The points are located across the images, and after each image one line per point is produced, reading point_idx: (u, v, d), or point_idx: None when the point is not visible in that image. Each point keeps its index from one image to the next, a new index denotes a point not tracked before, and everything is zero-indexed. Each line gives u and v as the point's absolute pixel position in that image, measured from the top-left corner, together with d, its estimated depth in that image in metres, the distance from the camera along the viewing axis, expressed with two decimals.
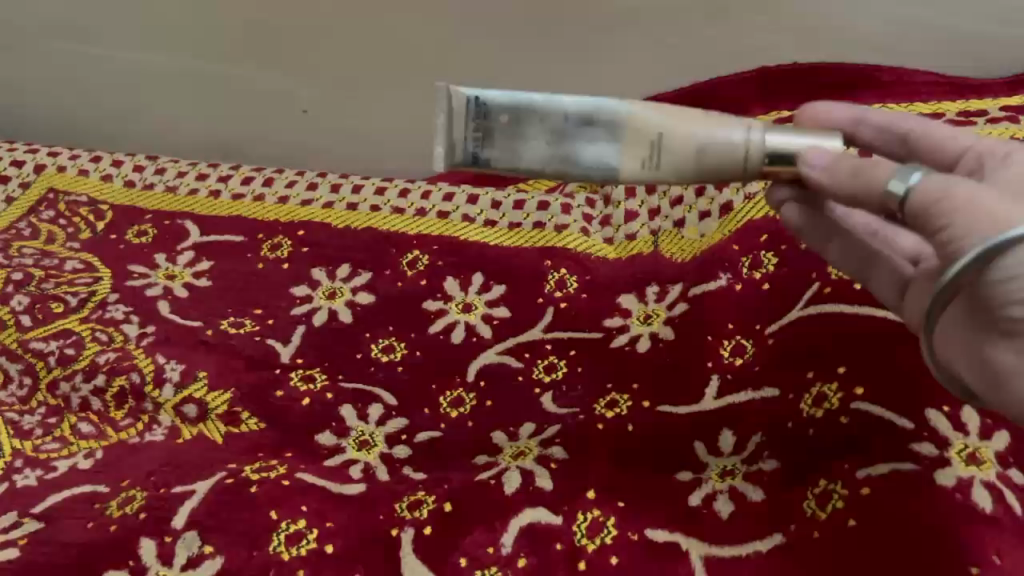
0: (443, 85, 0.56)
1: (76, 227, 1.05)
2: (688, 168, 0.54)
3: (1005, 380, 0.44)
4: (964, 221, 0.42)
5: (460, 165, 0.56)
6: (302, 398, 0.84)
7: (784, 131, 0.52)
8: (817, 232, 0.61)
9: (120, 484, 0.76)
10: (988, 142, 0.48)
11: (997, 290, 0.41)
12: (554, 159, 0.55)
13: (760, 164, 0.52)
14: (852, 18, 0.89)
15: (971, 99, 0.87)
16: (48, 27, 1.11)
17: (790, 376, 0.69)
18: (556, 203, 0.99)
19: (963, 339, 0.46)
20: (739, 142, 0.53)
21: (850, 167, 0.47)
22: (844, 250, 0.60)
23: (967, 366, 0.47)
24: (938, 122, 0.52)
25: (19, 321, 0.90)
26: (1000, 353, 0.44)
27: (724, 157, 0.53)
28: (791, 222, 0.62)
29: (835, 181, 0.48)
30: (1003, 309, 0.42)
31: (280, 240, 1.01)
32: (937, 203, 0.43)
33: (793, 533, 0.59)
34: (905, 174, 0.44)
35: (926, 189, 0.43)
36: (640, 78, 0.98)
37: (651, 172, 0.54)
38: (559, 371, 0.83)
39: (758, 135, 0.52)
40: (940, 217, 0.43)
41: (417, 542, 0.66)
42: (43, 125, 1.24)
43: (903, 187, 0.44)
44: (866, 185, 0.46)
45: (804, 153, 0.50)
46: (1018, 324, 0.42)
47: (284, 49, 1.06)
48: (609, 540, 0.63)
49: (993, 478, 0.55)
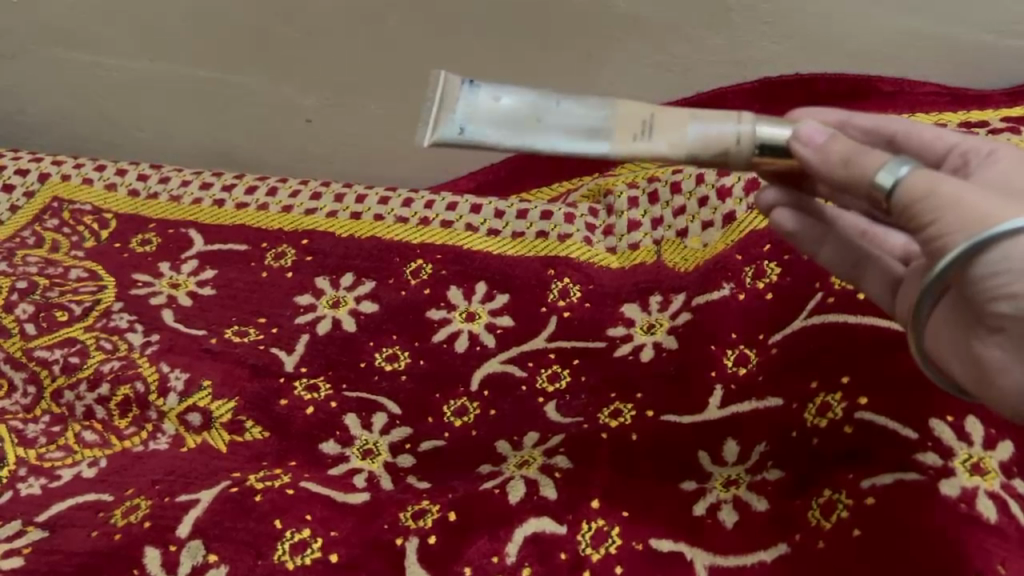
0: (439, 71, 0.57)
1: (81, 235, 1.06)
2: (682, 144, 0.54)
3: (994, 376, 0.44)
4: (952, 217, 0.42)
5: (444, 138, 0.55)
6: (306, 406, 0.84)
7: (774, 123, 0.53)
8: (811, 233, 0.60)
9: (125, 493, 0.77)
10: (975, 140, 0.50)
11: (984, 286, 0.42)
12: (545, 135, 0.54)
13: (751, 154, 0.53)
14: (855, 30, 0.89)
15: (973, 109, 0.88)
16: (50, 36, 1.12)
17: (794, 385, 0.69)
18: (559, 212, 1.00)
19: (954, 334, 0.47)
20: (728, 126, 0.53)
21: (840, 155, 0.48)
22: (838, 249, 0.59)
23: (958, 362, 0.47)
24: (920, 125, 0.53)
25: (23, 329, 0.90)
26: (987, 348, 0.44)
27: (715, 140, 0.53)
28: (782, 228, 0.61)
29: (826, 165, 0.49)
30: (988, 304, 0.42)
31: (284, 248, 1.01)
32: (925, 198, 0.43)
33: (798, 542, 0.59)
34: (893, 166, 0.45)
35: (915, 184, 0.44)
36: (642, 88, 0.99)
37: (645, 148, 0.54)
38: (563, 380, 0.83)
39: (748, 127, 0.53)
40: (929, 212, 0.43)
41: (422, 551, 0.66)
42: (49, 133, 1.24)
43: (891, 178, 0.45)
44: (857, 173, 0.47)
45: (795, 131, 0.51)
46: (1005, 321, 0.42)
47: (287, 58, 1.06)
48: (613, 550, 0.64)
49: (997, 488, 0.55)
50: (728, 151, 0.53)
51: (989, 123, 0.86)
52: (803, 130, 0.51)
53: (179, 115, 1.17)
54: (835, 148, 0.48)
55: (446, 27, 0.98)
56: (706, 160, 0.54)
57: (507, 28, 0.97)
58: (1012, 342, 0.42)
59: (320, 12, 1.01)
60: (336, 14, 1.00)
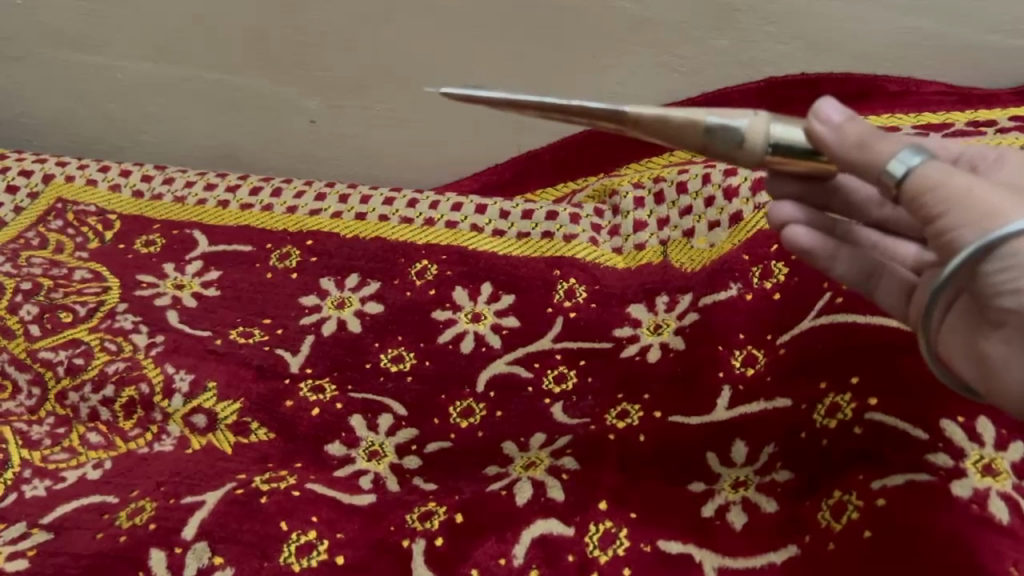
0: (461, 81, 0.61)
1: (86, 236, 1.05)
2: (699, 117, 0.50)
3: (997, 372, 0.45)
4: (962, 211, 0.44)
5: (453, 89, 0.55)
6: (312, 407, 0.83)
7: (789, 122, 0.51)
8: (825, 247, 0.58)
9: (130, 494, 0.76)
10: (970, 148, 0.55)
11: (991, 281, 0.43)
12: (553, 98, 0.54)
13: (764, 151, 0.51)
14: (861, 29, 0.89)
15: (981, 109, 0.87)
16: (54, 38, 1.11)
17: (803, 386, 0.68)
18: (565, 212, 1.00)
19: (960, 332, 0.47)
20: (745, 115, 0.50)
21: (855, 138, 0.48)
22: (854, 261, 0.58)
23: (964, 358, 0.47)
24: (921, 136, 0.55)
25: (28, 330, 0.90)
26: (991, 344, 0.45)
27: (735, 116, 0.50)
28: (797, 242, 0.59)
29: (840, 147, 0.48)
30: (995, 297, 0.43)
31: (290, 250, 1.01)
32: (935, 191, 0.44)
33: (808, 544, 0.59)
34: (906, 155, 0.46)
35: (925, 175, 0.45)
36: (648, 88, 0.98)
37: (662, 114, 0.51)
38: (570, 380, 0.83)
39: (765, 118, 0.51)
40: (938, 204, 0.44)
41: (429, 552, 0.66)
42: (52, 137, 1.24)
43: (903, 168, 0.45)
44: (869, 159, 0.47)
45: (815, 106, 0.50)
46: (1009, 315, 0.43)
47: (291, 59, 1.06)
48: (621, 552, 0.64)
49: (1010, 489, 0.54)
50: (743, 138, 0.50)
51: (997, 123, 0.85)
52: (822, 108, 0.49)
53: (183, 117, 1.16)
54: (852, 130, 0.48)
55: (451, 28, 0.98)
56: (723, 145, 0.51)
57: (512, 29, 0.96)
58: (1015, 337, 0.43)
59: (325, 14, 1.01)
60: (341, 15, 1.00)
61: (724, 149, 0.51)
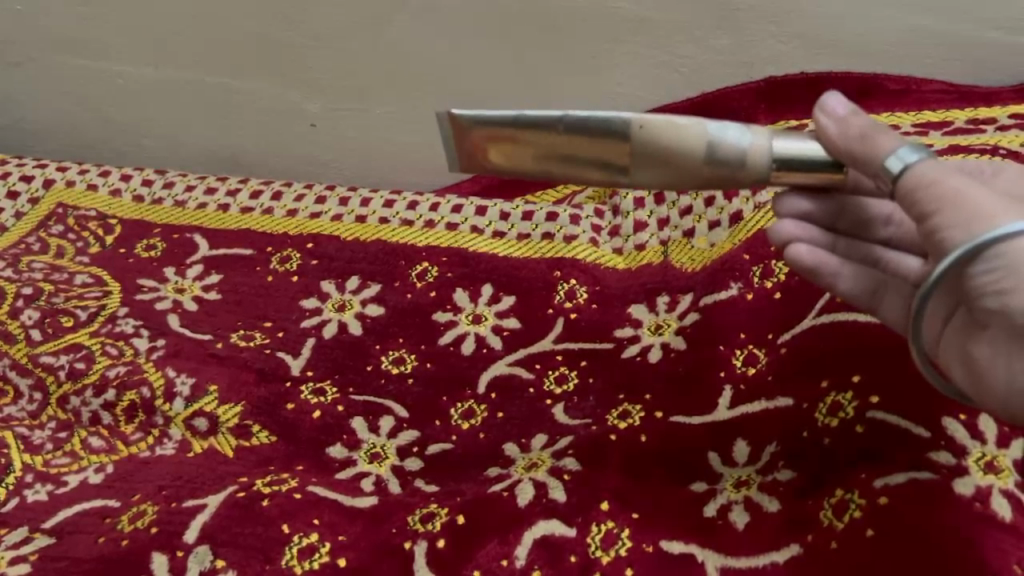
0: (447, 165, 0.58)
1: (86, 241, 1.05)
2: (702, 122, 0.52)
3: (982, 372, 0.45)
4: (953, 210, 0.44)
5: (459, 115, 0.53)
6: (313, 410, 0.83)
7: (792, 137, 0.51)
8: (829, 264, 0.59)
9: (131, 499, 0.76)
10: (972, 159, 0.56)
11: (976, 284, 0.44)
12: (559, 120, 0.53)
13: (769, 167, 0.51)
14: (859, 26, 0.89)
15: (981, 107, 0.87)
16: (56, 42, 1.12)
17: (805, 385, 0.68)
18: (565, 214, 1.00)
19: (950, 337, 0.48)
20: (748, 129, 0.52)
21: (858, 131, 0.48)
22: (858, 277, 0.59)
23: (954, 364, 0.48)
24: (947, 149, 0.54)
25: (29, 335, 0.90)
26: (978, 346, 0.45)
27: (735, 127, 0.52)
28: (802, 261, 0.59)
29: (843, 137, 0.49)
30: (979, 299, 0.44)
31: (290, 253, 1.01)
32: (930, 187, 0.45)
33: (810, 543, 0.58)
34: (905, 152, 0.47)
35: (921, 172, 0.46)
36: (648, 89, 0.98)
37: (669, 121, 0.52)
38: (570, 382, 0.82)
39: (770, 138, 0.51)
40: (931, 202, 0.45)
41: (430, 555, 0.66)
42: (52, 142, 1.24)
43: (900, 164, 0.46)
44: (867, 153, 0.48)
45: (820, 101, 0.50)
46: (992, 317, 0.44)
47: (292, 61, 1.06)
48: (622, 553, 0.63)
49: (1012, 486, 0.54)
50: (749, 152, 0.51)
51: (997, 121, 0.85)
52: (827, 102, 0.50)
53: (183, 121, 1.16)
54: (855, 123, 0.48)
55: (452, 30, 0.98)
56: (730, 147, 0.51)
57: (512, 30, 0.97)
58: (1000, 337, 0.44)
59: (327, 16, 1.01)
60: (342, 18, 1.01)
61: (731, 153, 0.51)
